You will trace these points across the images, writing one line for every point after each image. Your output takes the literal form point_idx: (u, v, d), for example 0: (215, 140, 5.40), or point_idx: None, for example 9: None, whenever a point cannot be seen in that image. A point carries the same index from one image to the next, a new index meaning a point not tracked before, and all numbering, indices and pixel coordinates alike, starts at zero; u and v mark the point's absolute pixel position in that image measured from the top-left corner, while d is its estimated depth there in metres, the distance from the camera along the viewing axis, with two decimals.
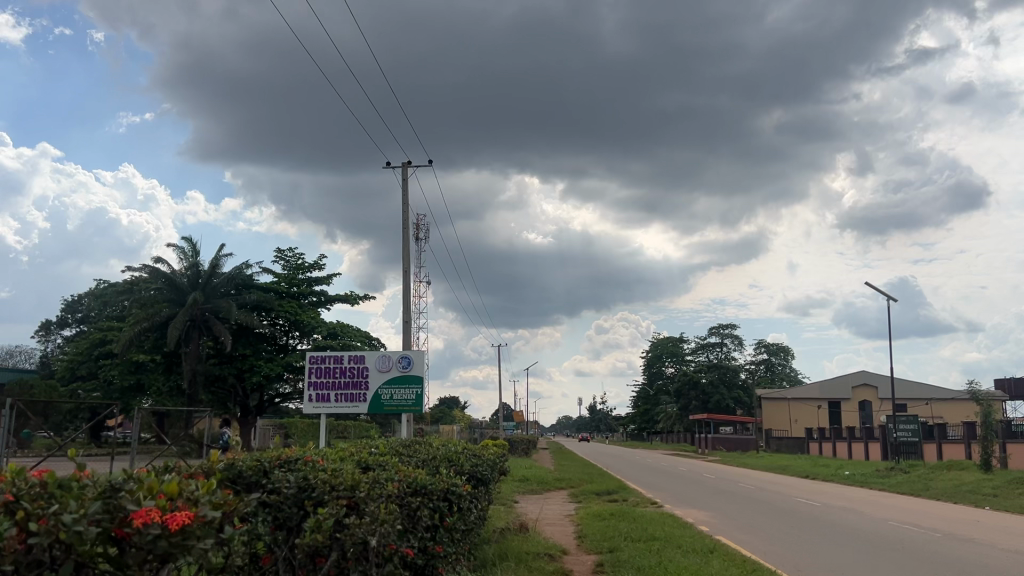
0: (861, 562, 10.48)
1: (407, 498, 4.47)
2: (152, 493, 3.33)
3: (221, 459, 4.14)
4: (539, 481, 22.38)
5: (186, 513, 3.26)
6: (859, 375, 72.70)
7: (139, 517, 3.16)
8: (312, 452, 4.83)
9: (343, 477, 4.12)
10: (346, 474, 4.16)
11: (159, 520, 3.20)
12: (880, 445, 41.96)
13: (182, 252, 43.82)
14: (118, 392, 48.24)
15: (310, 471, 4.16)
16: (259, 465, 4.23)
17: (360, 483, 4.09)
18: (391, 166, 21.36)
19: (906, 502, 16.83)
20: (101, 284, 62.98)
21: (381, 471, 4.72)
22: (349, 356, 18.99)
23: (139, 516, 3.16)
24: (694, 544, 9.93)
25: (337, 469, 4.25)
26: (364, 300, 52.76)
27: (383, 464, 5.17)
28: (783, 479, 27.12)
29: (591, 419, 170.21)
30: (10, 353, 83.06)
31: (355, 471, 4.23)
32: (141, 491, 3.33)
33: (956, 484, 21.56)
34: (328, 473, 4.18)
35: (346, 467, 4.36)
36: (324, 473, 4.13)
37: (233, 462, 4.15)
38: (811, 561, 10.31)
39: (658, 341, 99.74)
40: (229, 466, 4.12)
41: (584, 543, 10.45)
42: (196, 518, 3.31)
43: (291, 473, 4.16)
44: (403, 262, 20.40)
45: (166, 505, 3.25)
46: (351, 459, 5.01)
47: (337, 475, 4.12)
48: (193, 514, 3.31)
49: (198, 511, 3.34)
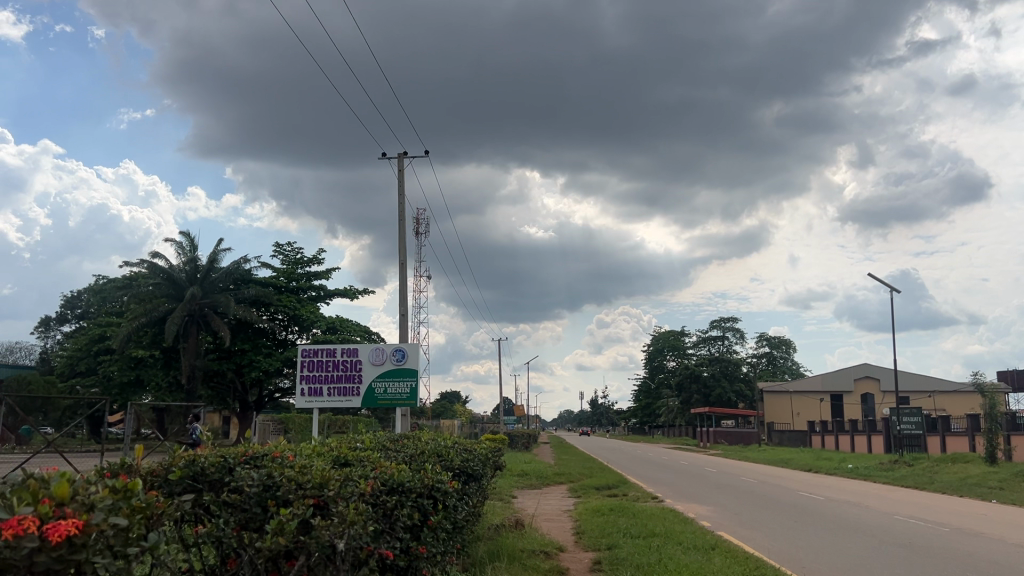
0: (867, 557, 10.18)
1: (384, 498, 4.19)
2: (37, 498, 2.80)
3: (183, 456, 3.82)
4: (538, 476, 22.14)
5: (72, 522, 2.73)
6: (861, 367, 72.40)
7: (11, 526, 2.60)
8: (285, 449, 4.55)
9: (311, 475, 3.86)
10: (314, 471, 3.91)
11: (38, 531, 2.66)
12: (883, 438, 41.68)
13: (180, 247, 43.56)
14: (117, 388, 47.98)
15: (275, 468, 3.87)
16: (224, 460, 3.91)
17: (329, 481, 3.85)
18: (385, 157, 21.04)
19: (911, 496, 16.52)
20: (100, 280, 62.78)
21: (355, 467, 4.44)
22: (343, 349, 18.72)
23: (10, 527, 2.60)
24: (695, 541, 9.64)
25: (304, 466, 3.98)
26: (363, 294, 52.51)
27: (363, 460, 4.91)
28: (786, 473, 26.87)
29: (593, 413, 170.01)
30: (10, 350, 82.99)
31: (325, 469, 3.98)
32: (22, 498, 2.78)
33: (961, 477, 21.31)
34: (294, 471, 3.92)
35: (317, 463, 4.10)
36: (290, 471, 3.87)
37: (195, 458, 3.83)
38: (816, 556, 10.02)
39: (660, 335, 99.50)
40: (191, 463, 3.80)
41: (581, 540, 10.15)
42: (87, 526, 2.79)
43: (255, 469, 3.86)
44: (399, 254, 20.08)
45: (50, 512, 2.73)
46: (329, 455, 4.73)
47: (305, 473, 3.90)
48: (84, 522, 2.79)
49: (89, 519, 2.82)
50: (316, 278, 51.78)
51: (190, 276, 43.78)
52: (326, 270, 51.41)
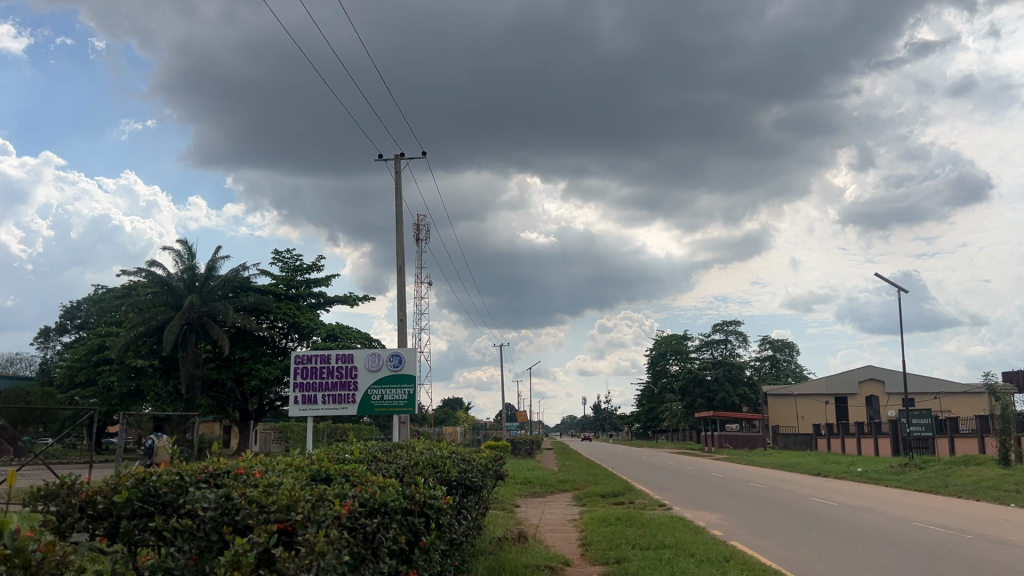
0: (889, 567, 9.68)
1: (363, 523, 3.75)
2: None
3: (132, 476, 3.86)
4: (541, 483, 21.67)
5: None
6: (866, 369, 71.88)
7: None
8: (252, 463, 4.32)
9: (276, 496, 3.48)
10: (282, 492, 3.52)
11: None
12: (890, 440, 41.16)
13: (178, 255, 42.93)
14: (117, 398, 47.45)
15: (235, 488, 3.58)
16: (179, 480, 3.89)
17: (298, 503, 3.44)
18: (382, 160, 20.59)
19: (929, 501, 16.01)
20: (100, 289, 62.37)
21: (332, 484, 4.03)
22: (338, 355, 18.23)
23: None
24: (708, 552, 9.14)
25: (271, 486, 3.63)
26: (363, 301, 52.17)
27: (347, 474, 4.49)
28: (795, 477, 26.30)
29: (596, 417, 169.36)
30: (11, 361, 82.62)
31: (295, 488, 3.58)
32: None
33: (976, 480, 20.80)
34: (258, 491, 3.58)
35: (287, 482, 3.74)
36: (251, 494, 3.50)
37: (145, 477, 3.84)
38: (834, 567, 9.55)
39: (662, 339, 98.89)
40: (140, 483, 3.81)
41: (588, 553, 9.65)
42: None
43: (211, 492, 3.59)
44: (397, 258, 19.61)
45: None
46: (308, 471, 4.38)
47: (268, 495, 3.51)
48: None
49: None
50: (315, 286, 51.48)
51: (188, 284, 43.03)
52: (326, 277, 51.07)
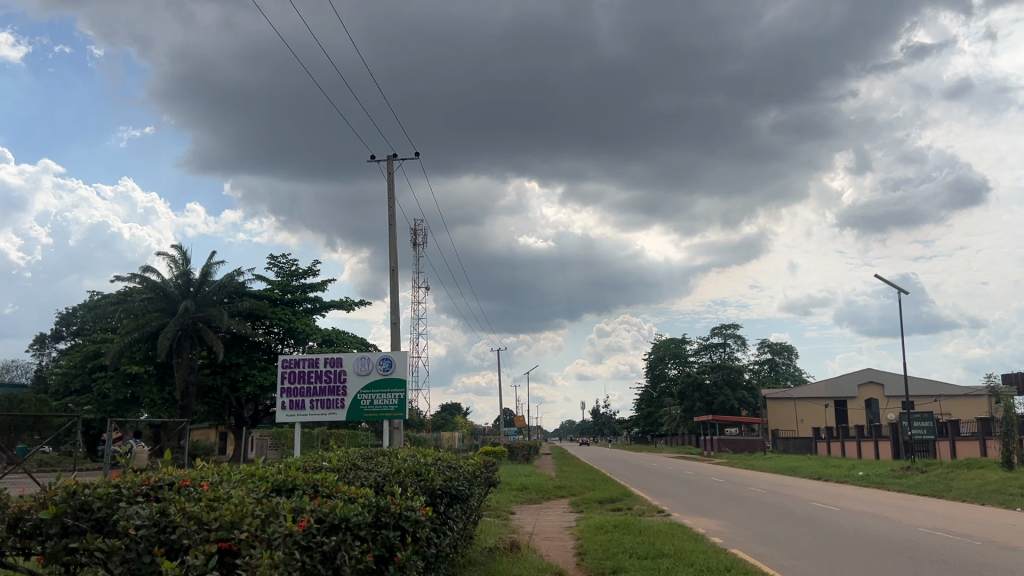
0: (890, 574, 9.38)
1: (320, 541, 3.59)
2: None
3: (61, 490, 3.77)
4: (538, 489, 21.33)
5: None
6: (866, 373, 71.50)
7: None
8: (196, 475, 4.23)
9: (221, 512, 3.41)
10: (227, 507, 3.45)
11: None
12: (890, 443, 40.80)
13: (173, 261, 42.49)
14: (112, 405, 46.92)
15: (173, 503, 3.50)
16: (115, 493, 3.86)
17: (245, 521, 3.38)
18: (374, 161, 20.24)
19: (932, 505, 15.68)
20: (95, 295, 61.86)
21: (286, 498, 3.87)
22: (326, 359, 17.94)
23: None
24: (708, 562, 8.75)
25: (216, 501, 3.55)
26: (359, 306, 51.85)
27: (312, 485, 4.28)
28: (796, 482, 25.96)
29: (595, 422, 168.54)
30: (7, 368, 82.16)
31: (242, 504, 3.51)
32: None
33: (980, 484, 20.43)
34: (199, 506, 3.50)
35: (234, 497, 3.66)
36: (190, 510, 3.44)
37: (76, 492, 3.77)
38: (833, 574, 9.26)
39: (660, 343, 98.58)
40: (71, 497, 3.74)
41: (583, 563, 9.30)
42: None
43: (148, 507, 3.48)
44: (390, 260, 19.27)
45: None
46: (265, 483, 4.21)
47: (211, 511, 3.42)
48: None
49: None
50: (310, 291, 51.16)
51: (183, 290, 42.51)
52: (321, 282, 50.76)
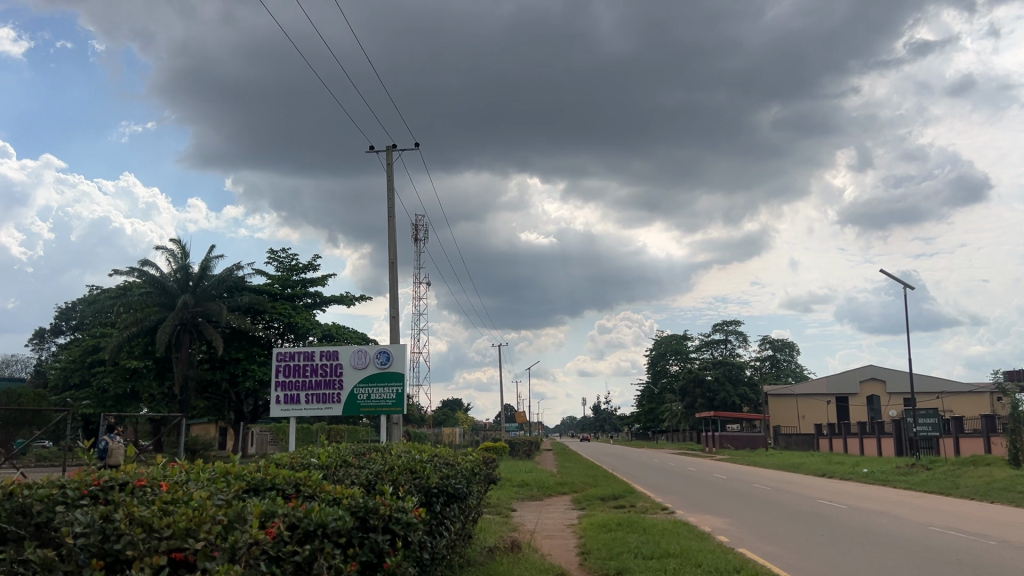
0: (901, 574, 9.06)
1: (293, 551, 3.34)
2: None
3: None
4: (539, 486, 21.01)
5: None
6: (868, 369, 71.14)
7: None
8: (154, 475, 3.95)
9: (176, 519, 3.16)
10: (181, 514, 3.20)
11: None
12: (893, 440, 40.49)
13: (171, 254, 42.06)
14: (112, 400, 46.59)
15: (121, 507, 3.25)
16: (56, 494, 3.57)
17: (200, 528, 3.12)
18: (373, 153, 19.85)
19: (943, 504, 15.30)
20: (94, 290, 61.54)
21: (253, 499, 3.58)
22: (322, 352, 17.59)
23: None
24: (717, 563, 8.40)
25: (170, 507, 3.28)
26: (359, 301, 51.50)
27: (289, 486, 4.00)
28: (800, 479, 25.63)
29: (596, 417, 168.30)
30: (7, 362, 82.01)
31: (199, 510, 3.25)
32: None
33: (987, 482, 20.09)
34: (152, 511, 3.23)
35: (190, 501, 3.39)
36: (139, 517, 3.18)
37: (16, 493, 3.48)
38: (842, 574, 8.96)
39: (662, 339, 98.37)
40: (10, 498, 3.46)
41: (586, 564, 8.94)
42: None
43: (93, 512, 3.22)
44: (389, 252, 18.91)
45: None
46: (230, 481, 3.93)
47: (164, 519, 3.16)
48: None
49: None
50: (310, 285, 50.87)
51: (182, 284, 42.09)
52: (321, 277, 50.40)
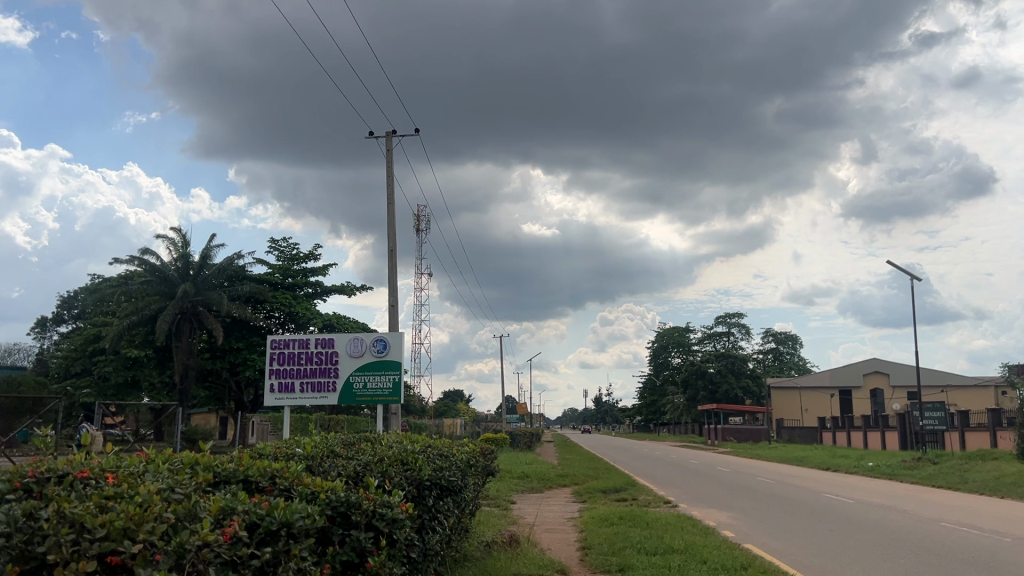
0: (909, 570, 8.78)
1: (251, 553, 3.11)
2: None
3: None
4: (540, 477, 20.74)
5: None
6: (872, 362, 70.76)
7: None
8: (102, 466, 3.58)
9: (115, 517, 2.86)
10: (122, 512, 2.90)
11: None
12: (898, 433, 40.15)
13: (172, 242, 41.68)
14: (112, 389, 46.43)
15: (52, 505, 2.89)
16: None
17: (138, 529, 2.85)
18: (372, 138, 19.49)
19: (952, 499, 14.99)
20: (95, 278, 61.25)
21: (209, 497, 3.30)
22: (317, 340, 17.29)
23: None
24: (723, 559, 8.11)
25: (108, 504, 2.96)
26: (360, 291, 51.20)
27: (259, 482, 3.72)
28: (804, 472, 25.31)
29: (598, 409, 168.18)
30: (9, 351, 81.92)
31: (143, 509, 2.95)
32: None
33: (996, 476, 19.75)
34: (89, 508, 2.92)
35: (131, 499, 3.06)
36: (70, 513, 2.85)
37: None
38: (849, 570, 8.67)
39: (664, 331, 98.12)
40: None
41: (587, 559, 8.64)
42: None
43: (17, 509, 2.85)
44: (388, 240, 18.59)
45: None
46: (187, 472, 3.59)
47: (102, 515, 2.86)
48: None
49: None
50: (311, 275, 50.60)
51: (182, 272, 41.76)
52: (322, 267, 50.11)
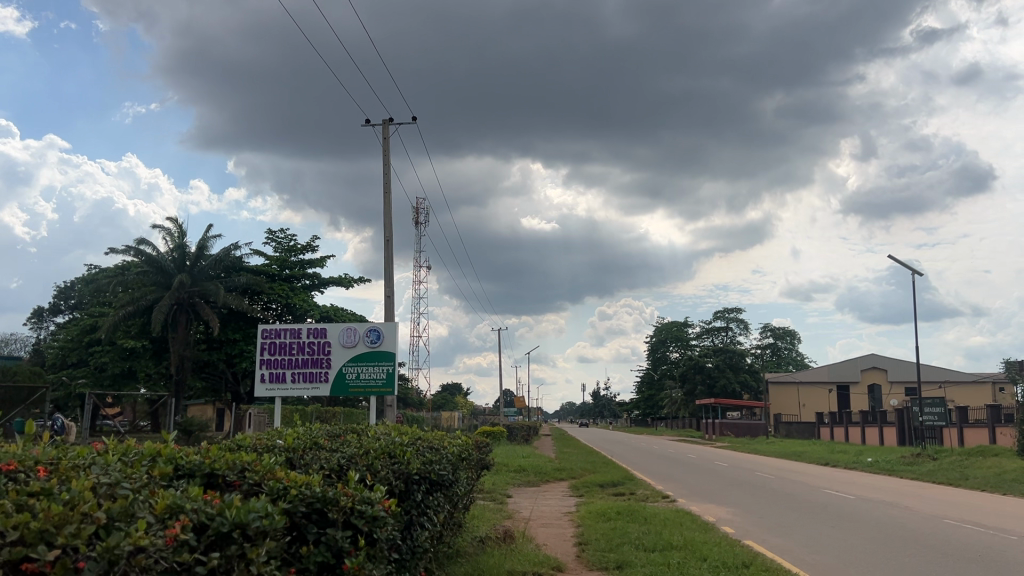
0: (914, 569, 8.54)
1: (199, 560, 2.87)
2: None
3: None
4: (536, 471, 20.52)
5: None
6: (870, 358, 70.65)
7: None
8: (51, 459, 3.35)
9: (41, 514, 2.63)
10: (49, 511, 2.67)
11: None
12: (896, 429, 40.01)
13: (169, 233, 41.28)
14: (109, 379, 46.17)
15: None
16: None
17: (64, 528, 2.61)
18: (369, 126, 19.19)
19: (954, 495, 14.79)
20: (92, 269, 60.88)
21: (157, 497, 3.07)
22: (309, 330, 17.02)
23: None
24: (724, 556, 7.87)
25: (34, 502, 2.73)
26: (358, 284, 50.98)
27: (220, 479, 3.52)
28: (802, 468, 25.17)
29: (596, 403, 167.89)
30: (6, 341, 81.56)
31: (72, 509, 2.73)
32: None
33: (997, 473, 19.56)
34: (13, 505, 2.68)
35: (61, 497, 2.83)
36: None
37: None
38: (849, 569, 8.44)
39: (663, 326, 97.93)
40: None
41: (584, 556, 8.39)
42: None
43: None
44: (384, 229, 18.33)
45: None
46: (137, 467, 3.36)
47: (25, 514, 2.63)
48: None
49: None
50: (309, 266, 50.32)
51: (178, 263, 41.39)
52: (320, 259, 49.86)
